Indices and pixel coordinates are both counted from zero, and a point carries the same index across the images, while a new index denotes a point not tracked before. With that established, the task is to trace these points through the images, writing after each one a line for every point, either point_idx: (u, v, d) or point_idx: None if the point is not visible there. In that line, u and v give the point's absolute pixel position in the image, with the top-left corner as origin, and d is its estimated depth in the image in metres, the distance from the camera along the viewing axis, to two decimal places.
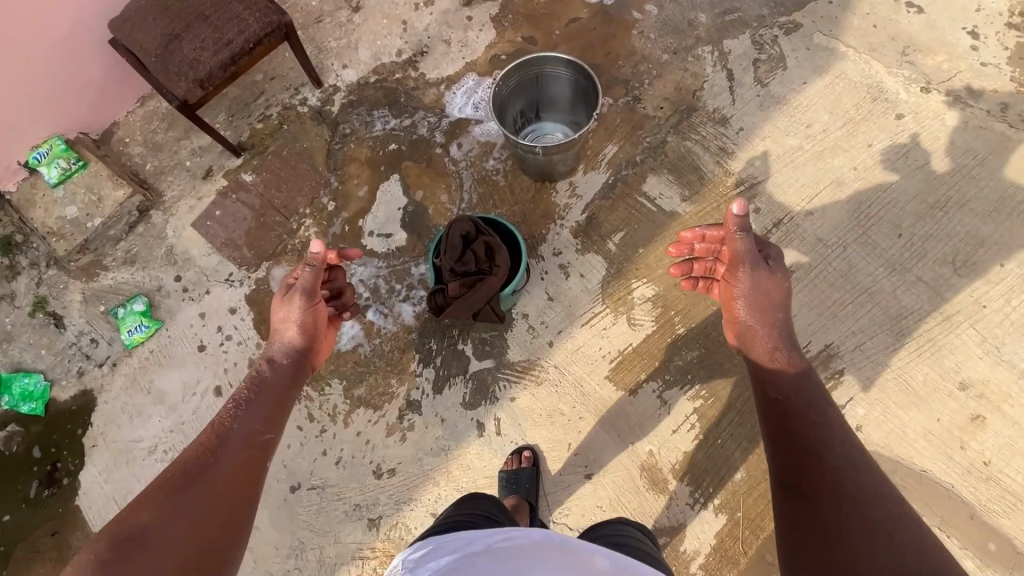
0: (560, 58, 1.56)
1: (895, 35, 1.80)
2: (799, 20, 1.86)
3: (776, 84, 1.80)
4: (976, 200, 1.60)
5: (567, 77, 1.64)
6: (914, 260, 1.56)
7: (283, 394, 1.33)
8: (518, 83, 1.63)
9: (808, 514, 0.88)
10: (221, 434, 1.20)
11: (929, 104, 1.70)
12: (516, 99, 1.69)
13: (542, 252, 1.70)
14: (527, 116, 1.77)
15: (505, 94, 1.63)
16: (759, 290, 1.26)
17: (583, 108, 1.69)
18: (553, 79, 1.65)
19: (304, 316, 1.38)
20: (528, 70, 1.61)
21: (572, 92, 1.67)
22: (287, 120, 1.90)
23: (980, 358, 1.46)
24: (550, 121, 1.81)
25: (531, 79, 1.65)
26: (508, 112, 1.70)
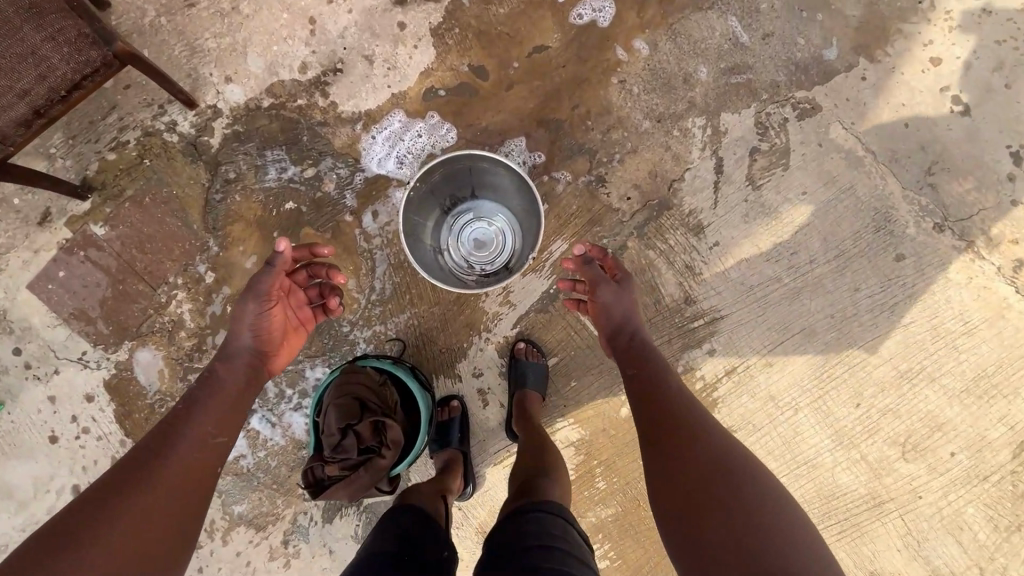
0: (496, 158, 1.24)
1: (926, 142, 1.45)
2: (819, 99, 1.47)
3: (769, 189, 1.46)
4: (950, 374, 1.41)
5: (509, 174, 1.31)
6: (864, 436, 1.41)
7: (236, 392, 1.07)
8: (444, 172, 1.32)
9: (712, 538, 0.81)
10: (170, 428, 0.97)
11: (937, 247, 1.42)
12: (446, 185, 1.37)
13: (459, 370, 1.46)
14: (457, 198, 1.42)
15: (428, 184, 1.32)
16: (619, 307, 1.19)
17: (529, 214, 1.34)
18: (492, 170, 1.33)
19: (260, 320, 1.13)
20: (460, 160, 1.29)
21: (515, 189, 1.33)
22: (149, 151, 1.46)
23: (898, 551, 1.40)
24: (490, 205, 1.43)
25: (466, 168, 1.33)
26: (434, 199, 1.38)
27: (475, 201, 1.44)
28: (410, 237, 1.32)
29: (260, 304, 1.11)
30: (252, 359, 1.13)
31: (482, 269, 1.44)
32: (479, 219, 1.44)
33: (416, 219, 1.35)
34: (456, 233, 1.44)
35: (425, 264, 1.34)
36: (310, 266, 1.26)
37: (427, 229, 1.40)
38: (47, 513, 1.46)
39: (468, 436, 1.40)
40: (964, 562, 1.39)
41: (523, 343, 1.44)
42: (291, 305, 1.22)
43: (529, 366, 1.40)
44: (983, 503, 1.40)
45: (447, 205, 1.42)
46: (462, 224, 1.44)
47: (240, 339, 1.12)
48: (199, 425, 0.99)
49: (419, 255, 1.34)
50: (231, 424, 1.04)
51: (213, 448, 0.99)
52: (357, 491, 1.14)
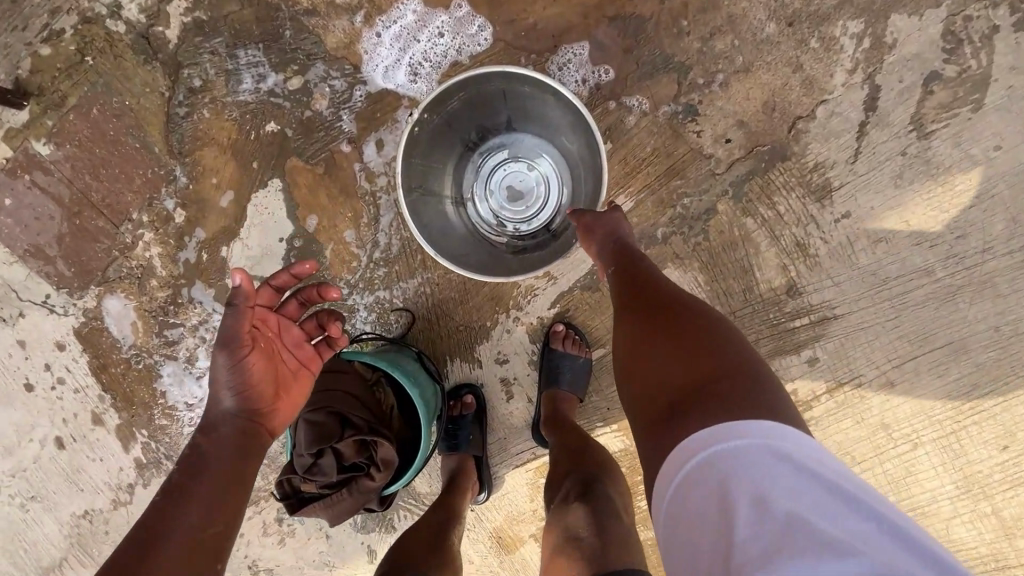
0: (540, 76, 0.84)
1: None
2: None
3: (942, 138, 1.00)
4: None
5: (559, 105, 0.91)
6: (1002, 487, 1.07)
7: (229, 472, 0.72)
8: (467, 97, 0.93)
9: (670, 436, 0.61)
10: (145, 533, 0.64)
11: None
12: (471, 113, 0.99)
13: (480, 353, 1.17)
14: (484, 133, 1.05)
15: (443, 114, 0.94)
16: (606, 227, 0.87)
17: (585, 159, 0.95)
18: (535, 96, 0.93)
19: (241, 376, 0.74)
20: (486, 80, 0.90)
21: (567, 124, 0.94)
22: (91, 45, 1.11)
23: None
24: (528, 143, 1.06)
25: (497, 90, 0.93)
26: (453, 134, 1.00)
27: (510, 133, 1.06)
28: (421, 190, 0.97)
29: (231, 353, 0.73)
30: (246, 425, 0.75)
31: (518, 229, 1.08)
32: (517, 161, 1.07)
33: (428, 163, 0.99)
34: (483, 180, 1.08)
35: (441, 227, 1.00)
36: (299, 290, 0.85)
37: (445, 176, 1.04)
38: (32, 463, 1.34)
39: (485, 436, 1.15)
40: None
41: (562, 326, 1.12)
42: (282, 345, 0.81)
43: (565, 359, 1.10)
44: None
45: (472, 140, 1.05)
46: (493, 166, 1.08)
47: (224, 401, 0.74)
48: (185, 524, 0.66)
49: (434, 214, 1.00)
50: (232, 510, 0.70)
51: (210, 548, 0.67)
52: (341, 514, 0.93)
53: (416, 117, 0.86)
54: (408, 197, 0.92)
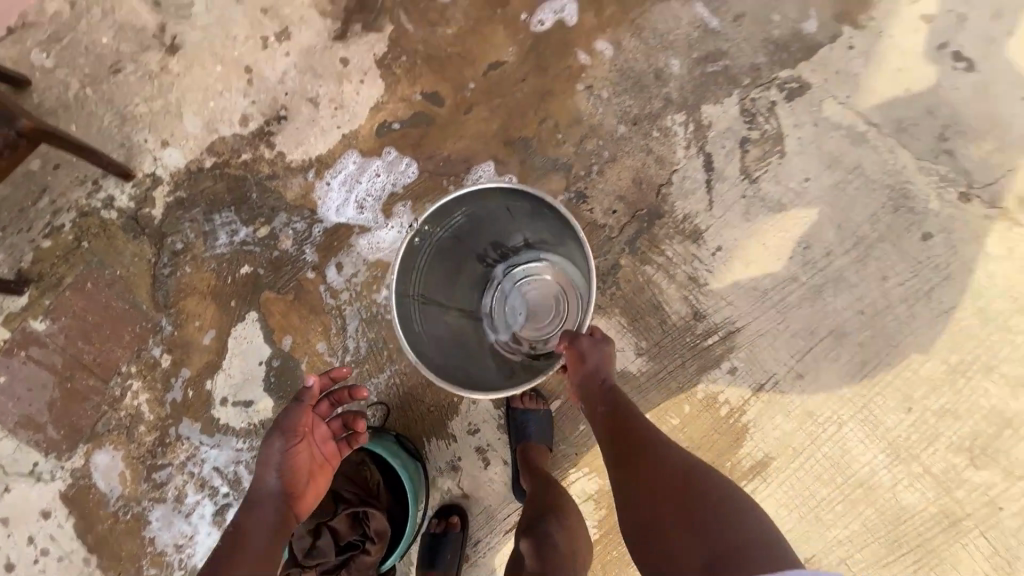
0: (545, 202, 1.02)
1: (933, 107, 1.30)
2: (806, 76, 1.33)
3: (768, 180, 1.32)
4: (1008, 362, 1.23)
5: (564, 231, 1.08)
6: (923, 445, 1.22)
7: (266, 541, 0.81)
8: (477, 215, 1.13)
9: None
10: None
11: (966, 219, 1.26)
12: (484, 229, 1.18)
13: (453, 428, 1.29)
14: (503, 250, 1.24)
15: (450, 229, 1.14)
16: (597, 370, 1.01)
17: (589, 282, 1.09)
18: (544, 218, 1.10)
19: (289, 461, 0.89)
20: (489, 196, 1.07)
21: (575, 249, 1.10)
22: (87, 232, 1.33)
23: None
24: (547, 263, 1.24)
25: (499, 208, 1.12)
26: (464, 248, 1.20)
27: (528, 250, 1.24)
28: (423, 298, 1.16)
29: (285, 441, 0.89)
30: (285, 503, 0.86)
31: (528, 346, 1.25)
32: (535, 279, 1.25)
33: (433, 275, 1.18)
34: (500, 292, 1.27)
35: (445, 335, 1.17)
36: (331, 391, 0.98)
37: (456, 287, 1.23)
38: None
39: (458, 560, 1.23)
40: None
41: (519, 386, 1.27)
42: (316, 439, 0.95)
43: (528, 414, 1.24)
44: None
45: (490, 255, 1.24)
46: (510, 278, 1.26)
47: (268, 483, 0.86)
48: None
49: (432, 318, 1.17)
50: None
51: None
52: None
53: (414, 229, 1.05)
54: (403, 305, 1.10)
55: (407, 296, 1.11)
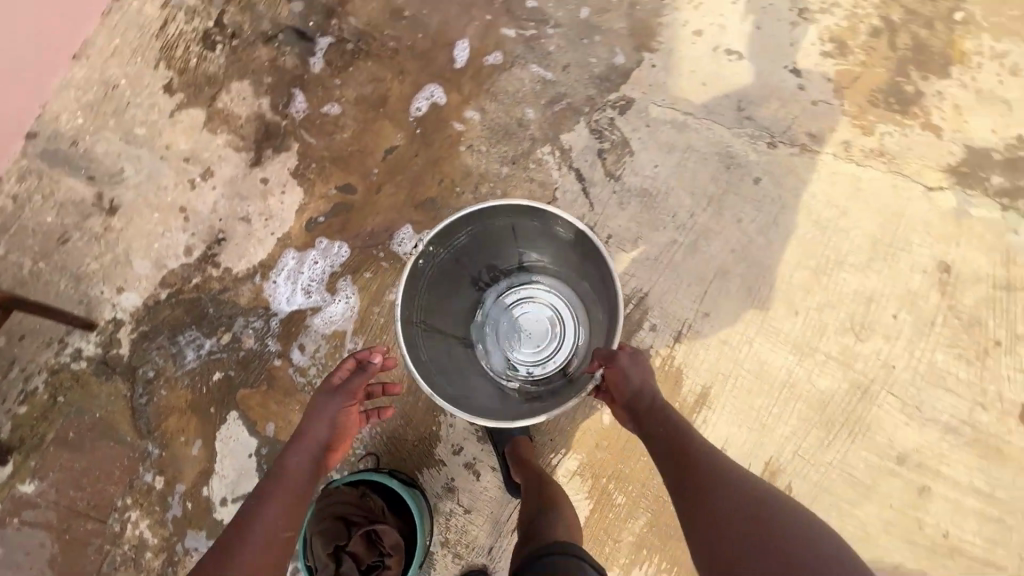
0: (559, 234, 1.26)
1: (726, 89, 1.69)
2: (629, 94, 1.71)
3: (629, 175, 1.64)
4: (851, 253, 1.54)
5: (572, 259, 1.34)
6: (817, 337, 1.48)
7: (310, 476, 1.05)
8: (478, 236, 1.34)
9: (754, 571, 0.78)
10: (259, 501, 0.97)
11: (779, 160, 1.62)
12: (480, 251, 1.39)
13: (439, 454, 1.42)
14: (497, 272, 1.47)
15: (453, 247, 1.33)
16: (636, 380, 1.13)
17: (593, 306, 1.36)
18: (550, 243, 1.35)
19: (338, 418, 1.14)
20: (502, 214, 1.27)
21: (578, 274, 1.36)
22: (61, 388, 1.44)
23: (906, 425, 1.42)
24: (539, 288, 1.49)
25: (504, 229, 1.34)
26: (462, 267, 1.40)
27: (517, 275, 1.49)
28: (425, 323, 1.34)
29: (340, 401, 1.14)
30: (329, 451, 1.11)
31: (517, 369, 1.46)
32: (529, 302, 1.49)
33: (432, 302, 1.36)
34: (494, 314, 1.50)
35: (444, 359, 1.35)
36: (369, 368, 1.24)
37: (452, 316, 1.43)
38: None
39: None
40: (969, 405, 1.43)
41: None
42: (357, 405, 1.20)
43: None
44: (945, 347, 1.47)
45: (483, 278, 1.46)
46: (500, 300, 1.50)
47: (316, 432, 1.10)
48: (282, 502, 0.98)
49: (433, 342, 1.35)
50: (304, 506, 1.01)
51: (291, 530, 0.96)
52: None
53: (416, 252, 1.21)
54: (410, 330, 1.26)
55: (411, 322, 1.27)
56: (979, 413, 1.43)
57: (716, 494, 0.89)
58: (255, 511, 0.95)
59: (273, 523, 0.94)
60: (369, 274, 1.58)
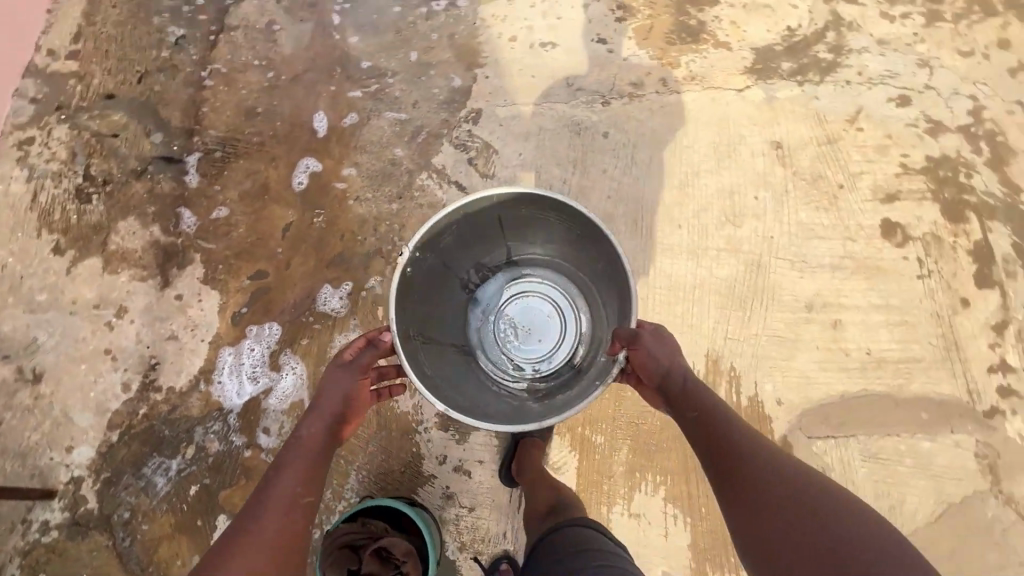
0: (557, 219, 1.33)
1: (553, 73, 1.94)
2: (476, 106, 1.92)
3: (500, 170, 1.85)
4: (701, 163, 1.79)
5: (571, 248, 1.43)
6: (702, 238, 1.69)
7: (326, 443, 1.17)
8: (464, 237, 1.39)
9: (785, 529, 0.89)
10: (284, 466, 1.09)
11: (617, 113, 1.87)
12: (468, 253, 1.45)
13: (428, 469, 1.49)
14: (485, 272, 1.55)
15: (442, 253, 1.37)
16: (660, 362, 1.18)
17: (595, 291, 1.46)
18: (545, 234, 1.43)
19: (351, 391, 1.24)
20: (492, 213, 1.34)
21: (577, 262, 1.46)
22: (37, 566, 1.49)
23: (800, 277, 1.63)
24: (531, 279, 1.58)
25: (493, 224, 1.38)
26: (452, 273, 1.47)
27: (504, 273, 1.58)
28: (427, 337, 1.40)
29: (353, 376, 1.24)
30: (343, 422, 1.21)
31: (522, 367, 1.55)
32: (523, 296, 1.58)
33: (429, 317, 1.43)
34: (490, 315, 1.58)
35: (448, 367, 1.42)
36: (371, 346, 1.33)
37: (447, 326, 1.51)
38: None
39: None
40: (840, 243, 1.67)
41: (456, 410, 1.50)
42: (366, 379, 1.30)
43: None
44: (802, 206, 1.71)
45: (471, 281, 1.55)
46: (490, 299, 1.59)
47: (330, 403, 1.20)
48: (303, 466, 1.10)
49: (435, 353, 1.41)
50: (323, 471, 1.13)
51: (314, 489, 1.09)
52: None
53: (402, 260, 1.22)
54: (415, 346, 1.31)
55: (412, 336, 1.30)
56: (850, 247, 1.66)
57: (749, 469, 0.99)
58: (274, 478, 1.06)
59: (290, 490, 1.05)
60: (306, 340, 1.66)
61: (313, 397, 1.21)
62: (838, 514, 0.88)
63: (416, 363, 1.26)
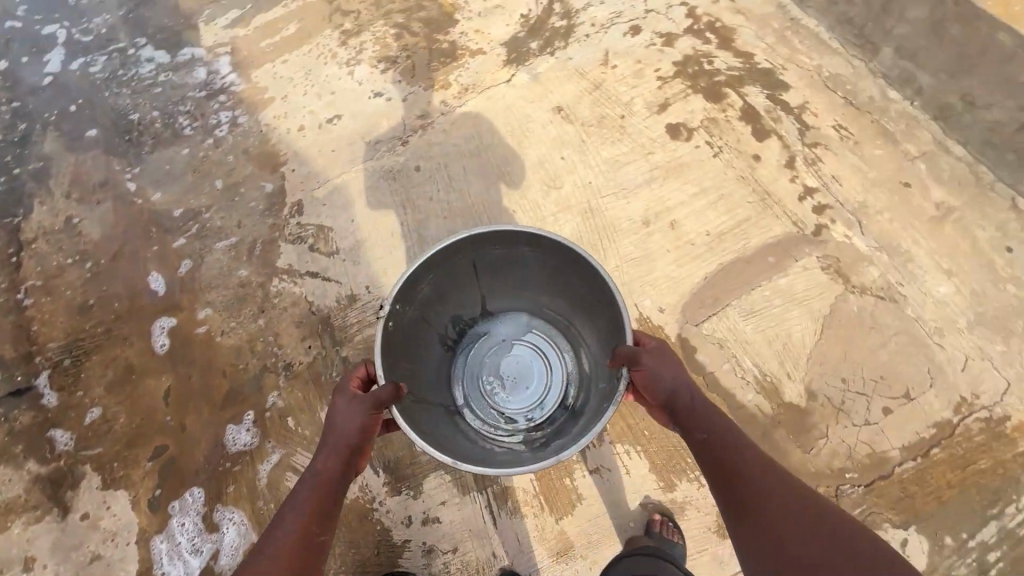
0: (535, 258, 1.40)
1: (349, 139, 2.08)
2: (295, 198, 2.00)
3: (341, 241, 1.92)
4: (506, 152, 1.96)
5: (546, 287, 1.49)
6: (536, 214, 1.86)
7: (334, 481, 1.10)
8: (443, 290, 1.44)
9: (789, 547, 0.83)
10: (293, 510, 1.03)
11: (419, 146, 2.02)
12: (444, 306, 1.48)
13: (399, 538, 1.49)
14: (462, 325, 1.58)
15: (422, 304, 1.41)
16: (668, 378, 1.11)
17: (579, 326, 1.51)
18: (523, 277, 1.49)
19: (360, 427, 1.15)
20: (466, 261, 1.40)
21: (554, 299, 1.52)
22: None
23: (625, 203, 1.82)
24: (508, 326, 1.62)
25: (469, 273, 1.44)
26: (430, 330, 1.49)
27: (479, 327, 1.61)
28: (416, 396, 1.38)
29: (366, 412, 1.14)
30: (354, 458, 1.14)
31: (515, 419, 1.54)
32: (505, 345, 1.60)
33: (416, 373, 1.43)
34: (474, 371, 1.58)
35: (440, 422, 1.39)
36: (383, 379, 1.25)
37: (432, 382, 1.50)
38: None
39: None
40: (643, 160, 1.88)
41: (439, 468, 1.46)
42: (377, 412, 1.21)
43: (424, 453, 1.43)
44: (601, 147, 1.92)
45: (450, 337, 1.56)
46: (470, 355, 1.59)
47: (342, 438, 1.12)
48: (312, 510, 1.04)
49: (426, 410, 1.39)
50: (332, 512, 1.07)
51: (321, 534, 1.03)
52: None
53: (383, 316, 1.25)
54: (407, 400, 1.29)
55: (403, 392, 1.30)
56: (652, 160, 1.87)
57: (759, 489, 0.93)
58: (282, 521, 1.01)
59: (299, 532, 1.00)
60: (232, 487, 1.65)
61: (324, 427, 1.14)
62: (854, 540, 0.80)
63: (421, 426, 1.24)
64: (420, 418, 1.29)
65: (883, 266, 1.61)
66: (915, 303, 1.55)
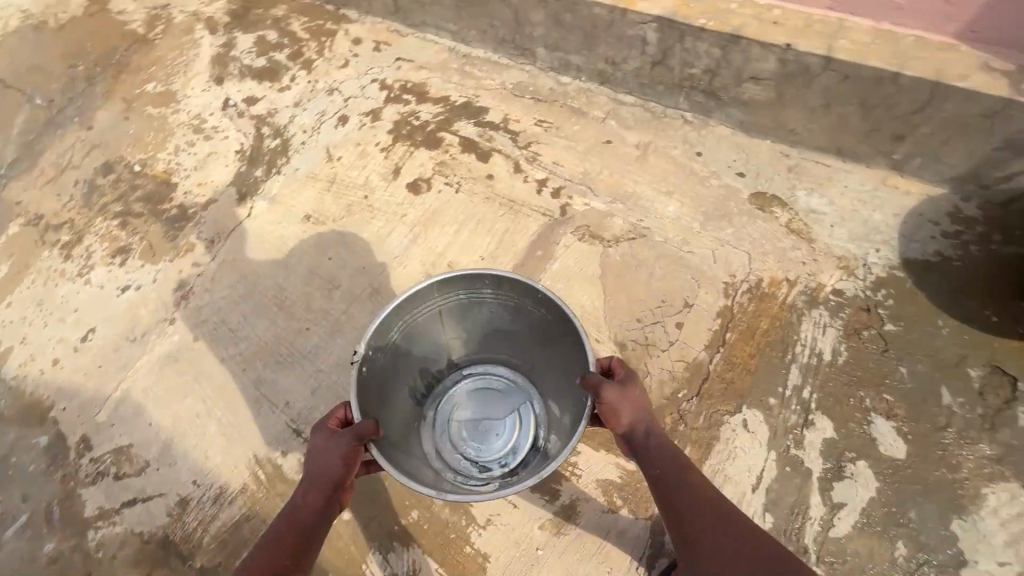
0: (499, 299, 1.45)
1: (113, 345, 1.91)
2: (76, 434, 1.78)
3: (147, 451, 1.74)
4: (276, 279, 1.94)
5: (510, 327, 1.51)
6: (329, 320, 1.85)
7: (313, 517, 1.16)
8: (408, 336, 1.45)
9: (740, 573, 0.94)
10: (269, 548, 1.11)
11: (188, 316, 1.92)
12: (408, 355, 1.48)
13: None
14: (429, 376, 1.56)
15: (390, 349, 1.41)
16: (630, 411, 1.21)
17: (545, 366, 1.50)
18: (486, 318, 1.51)
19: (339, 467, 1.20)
20: (428, 305, 1.43)
21: (519, 340, 1.53)
22: None
23: (402, 269, 1.89)
24: (475, 373, 1.59)
25: (433, 317, 1.47)
26: (396, 381, 1.46)
27: (447, 379, 1.58)
28: (394, 446, 1.35)
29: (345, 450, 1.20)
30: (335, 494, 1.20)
31: (490, 468, 1.47)
32: (474, 392, 1.57)
33: (388, 422, 1.40)
34: (444, 425, 1.53)
35: (417, 469, 1.34)
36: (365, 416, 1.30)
37: (406, 434, 1.45)
38: None
39: None
40: (400, 225, 1.97)
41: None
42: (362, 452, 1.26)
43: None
44: (359, 231, 1.98)
45: (417, 390, 1.54)
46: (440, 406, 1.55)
47: (325, 473, 1.18)
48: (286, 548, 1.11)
49: (405, 459, 1.35)
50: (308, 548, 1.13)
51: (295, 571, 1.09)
52: None
53: (358, 358, 1.30)
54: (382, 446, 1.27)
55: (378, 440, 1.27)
56: (407, 220, 1.97)
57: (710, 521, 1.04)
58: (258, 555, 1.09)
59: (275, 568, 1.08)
60: None
61: (307, 463, 1.21)
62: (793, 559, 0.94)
63: (399, 465, 1.26)
64: (401, 466, 1.28)
65: (622, 214, 1.84)
66: (657, 230, 1.79)
